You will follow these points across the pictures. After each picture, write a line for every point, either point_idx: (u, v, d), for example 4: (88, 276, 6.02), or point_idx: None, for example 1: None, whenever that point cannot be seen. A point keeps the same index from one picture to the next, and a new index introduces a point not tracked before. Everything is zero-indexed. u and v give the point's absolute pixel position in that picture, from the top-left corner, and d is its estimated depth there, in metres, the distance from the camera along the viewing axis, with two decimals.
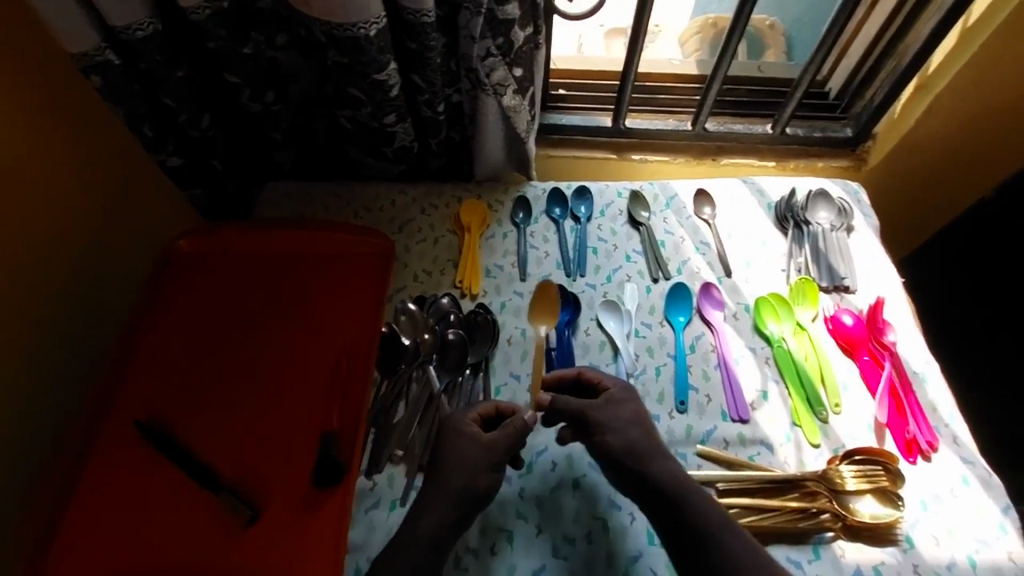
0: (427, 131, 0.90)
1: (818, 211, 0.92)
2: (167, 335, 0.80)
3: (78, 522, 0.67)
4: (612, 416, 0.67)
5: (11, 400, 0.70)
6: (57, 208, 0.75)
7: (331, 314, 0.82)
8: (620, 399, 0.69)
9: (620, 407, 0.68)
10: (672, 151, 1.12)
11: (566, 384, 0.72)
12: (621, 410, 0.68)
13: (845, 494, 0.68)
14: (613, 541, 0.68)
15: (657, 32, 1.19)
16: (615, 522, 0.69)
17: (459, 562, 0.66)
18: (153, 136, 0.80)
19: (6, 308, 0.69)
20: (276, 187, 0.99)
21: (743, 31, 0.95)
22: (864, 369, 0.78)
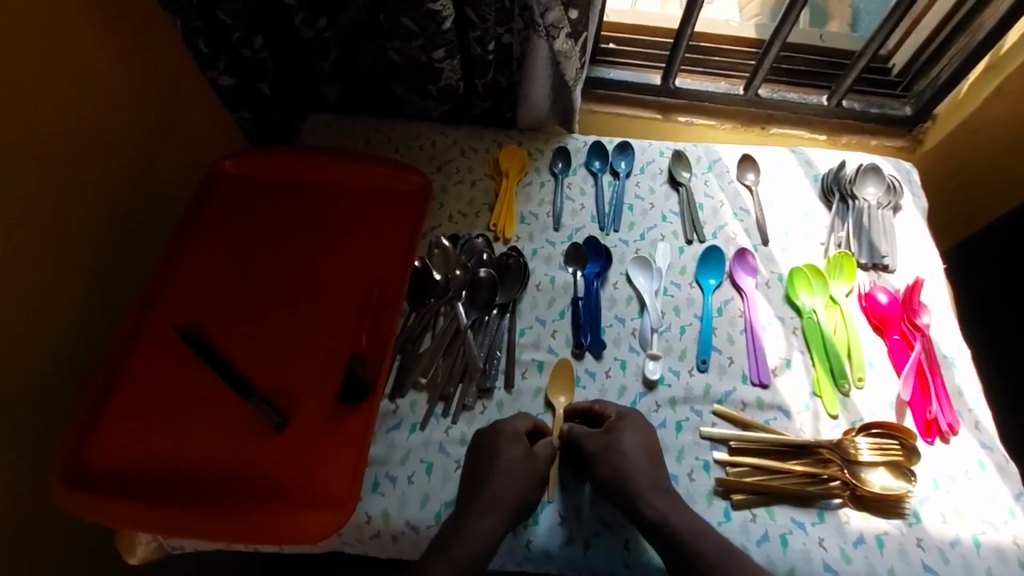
0: (474, 70, 0.89)
1: (866, 187, 0.90)
2: (209, 248, 0.83)
3: (121, 411, 0.72)
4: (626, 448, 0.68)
5: (65, 294, 0.74)
6: (113, 114, 0.78)
7: (366, 243, 0.84)
8: (631, 424, 0.70)
9: (627, 436, 0.69)
10: (720, 116, 1.09)
11: (581, 414, 0.74)
12: (628, 439, 0.69)
13: (858, 464, 0.69)
14: None
15: None
16: None
17: None
18: (207, 52, 0.81)
19: (63, 206, 0.73)
20: (318, 119, 0.98)
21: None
22: (892, 348, 0.78)
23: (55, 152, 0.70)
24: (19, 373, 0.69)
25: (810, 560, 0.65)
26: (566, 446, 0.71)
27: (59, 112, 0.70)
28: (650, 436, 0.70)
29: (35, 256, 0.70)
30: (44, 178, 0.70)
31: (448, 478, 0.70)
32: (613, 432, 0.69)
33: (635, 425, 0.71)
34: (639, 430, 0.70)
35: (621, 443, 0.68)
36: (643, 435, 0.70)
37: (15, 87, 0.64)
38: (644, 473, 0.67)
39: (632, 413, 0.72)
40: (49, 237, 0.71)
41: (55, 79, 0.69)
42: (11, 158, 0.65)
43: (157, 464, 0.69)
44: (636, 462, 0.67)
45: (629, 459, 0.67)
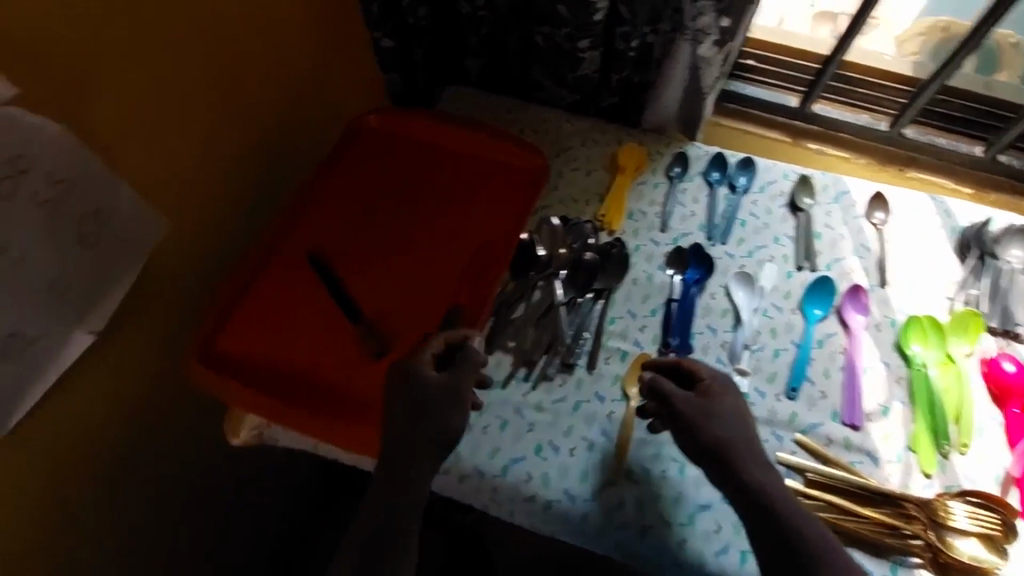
0: (613, 65, 0.92)
1: (1012, 249, 0.82)
2: (344, 190, 0.92)
3: (250, 315, 0.81)
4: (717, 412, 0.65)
5: (225, 206, 0.85)
6: (290, 56, 0.88)
7: (481, 210, 0.90)
8: (724, 390, 0.66)
9: (721, 402, 0.65)
10: (855, 150, 1.06)
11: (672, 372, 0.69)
12: (722, 405, 0.65)
13: (946, 528, 0.65)
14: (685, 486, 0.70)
15: (873, 24, 1.06)
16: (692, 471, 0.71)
17: (539, 450, 0.73)
18: (378, 14, 0.90)
19: (238, 129, 0.84)
20: (455, 92, 1.05)
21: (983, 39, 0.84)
22: (1010, 421, 0.72)
23: (242, 81, 0.81)
24: (182, 263, 0.81)
25: None
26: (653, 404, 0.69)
27: (252, 47, 0.81)
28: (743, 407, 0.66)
29: (210, 167, 0.81)
30: (230, 102, 0.81)
31: (520, 436, 0.74)
32: (706, 395, 0.66)
33: (732, 394, 0.66)
34: (735, 399, 0.66)
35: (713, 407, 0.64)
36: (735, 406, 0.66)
37: (224, 19, 0.76)
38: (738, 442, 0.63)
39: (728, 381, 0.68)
40: (224, 153, 0.82)
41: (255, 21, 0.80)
42: (210, 79, 0.77)
43: (274, 366, 0.78)
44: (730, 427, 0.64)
45: (722, 426, 0.63)
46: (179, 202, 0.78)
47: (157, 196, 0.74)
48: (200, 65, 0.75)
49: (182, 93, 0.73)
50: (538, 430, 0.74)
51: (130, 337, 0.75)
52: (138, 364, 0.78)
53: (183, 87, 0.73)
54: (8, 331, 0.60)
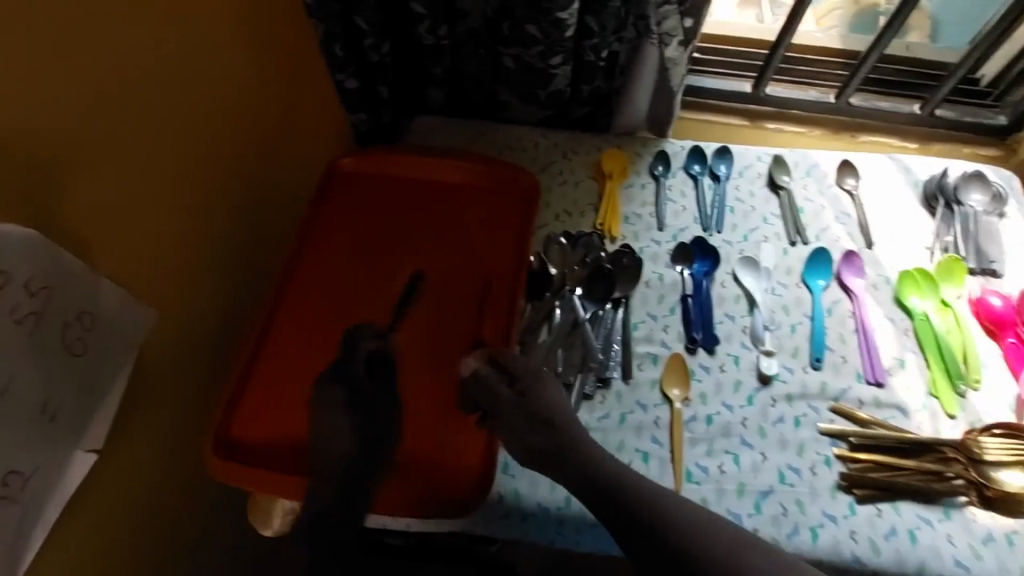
0: (584, 76, 0.93)
1: (971, 193, 0.90)
2: (335, 242, 0.89)
3: (265, 391, 0.77)
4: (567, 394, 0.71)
5: (213, 279, 0.80)
6: (258, 114, 0.84)
7: (479, 239, 0.89)
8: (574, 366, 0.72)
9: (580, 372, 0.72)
10: (808, 123, 1.11)
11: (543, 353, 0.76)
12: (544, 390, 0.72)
13: (985, 464, 0.69)
14: (744, 474, 0.72)
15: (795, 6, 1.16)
16: (746, 459, 0.73)
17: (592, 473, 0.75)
18: (341, 56, 0.87)
19: (217, 198, 0.78)
20: (425, 121, 1.03)
21: (908, 16, 0.93)
22: (1008, 350, 0.78)
23: (221, 147, 0.78)
24: (180, 351, 0.74)
25: (940, 556, 0.66)
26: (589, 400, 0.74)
27: (225, 111, 0.77)
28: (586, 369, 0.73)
29: (195, 244, 0.76)
30: (208, 173, 0.76)
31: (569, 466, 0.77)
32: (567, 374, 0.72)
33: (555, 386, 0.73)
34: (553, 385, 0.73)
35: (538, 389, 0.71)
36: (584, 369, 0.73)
37: (203, 90, 0.72)
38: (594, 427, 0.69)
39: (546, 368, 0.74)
40: (205, 227, 0.77)
41: (225, 85, 0.76)
42: (193, 152, 0.73)
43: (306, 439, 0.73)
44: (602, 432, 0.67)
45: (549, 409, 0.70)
46: (170, 289, 0.72)
47: (148, 289, 0.68)
48: (177, 143, 0.69)
49: (163, 176, 0.68)
50: None
51: (140, 439, 0.69)
52: (149, 466, 0.71)
53: (164, 169, 0.68)
54: (6, 468, 0.50)
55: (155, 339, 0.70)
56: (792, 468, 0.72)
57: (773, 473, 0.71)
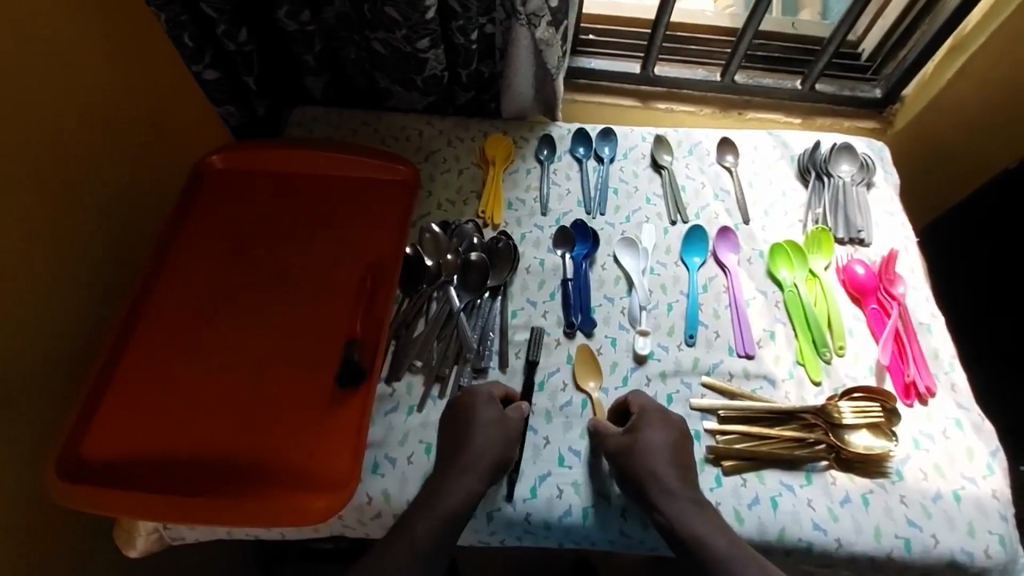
0: (458, 60, 0.91)
1: (840, 165, 0.93)
2: (199, 243, 0.84)
3: (116, 404, 0.72)
4: (652, 446, 0.67)
5: (58, 290, 0.75)
6: (105, 112, 0.79)
7: (355, 233, 0.85)
8: (654, 419, 0.70)
9: (648, 432, 0.68)
10: (698, 103, 1.12)
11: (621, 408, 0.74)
12: (658, 441, 0.68)
13: (842, 427, 0.71)
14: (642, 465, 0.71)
15: None
16: None
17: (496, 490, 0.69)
18: (192, 45, 0.84)
19: (57, 203, 0.73)
20: (304, 111, 0.99)
21: None
22: (871, 316, 0.81)
23: (57, 149, 0.72)
24: (18, 369, 0.69)
25: (799, 521, 0.68)
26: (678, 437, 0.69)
27: (59, 107, 0.72)
28: (675, 427, 0.70)
29: (31, 254, 0.71)
30: (40, 176, 0.71)
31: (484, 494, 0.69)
32: (635, 430, 0.69)
33: (667, 429, 0.69)
34: (669, 431, 0.69)
35: (654, 443, 0.67)
36: (660, 420, 0.70)
37: (22, 87, 0.67)
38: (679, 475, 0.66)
39: (664, 412, 0.71)
40: (42, 235, 0.72)
41: (55, 81, 0.71)
42: (18, 154, 0.67)
43: (162, 452, 0.70)
44: (664, 461, 0.67)
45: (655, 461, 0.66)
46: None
47: None
48: None
49: None
50: None
51: None
52: None
53: None
54: None
55: None
56: None
57: None
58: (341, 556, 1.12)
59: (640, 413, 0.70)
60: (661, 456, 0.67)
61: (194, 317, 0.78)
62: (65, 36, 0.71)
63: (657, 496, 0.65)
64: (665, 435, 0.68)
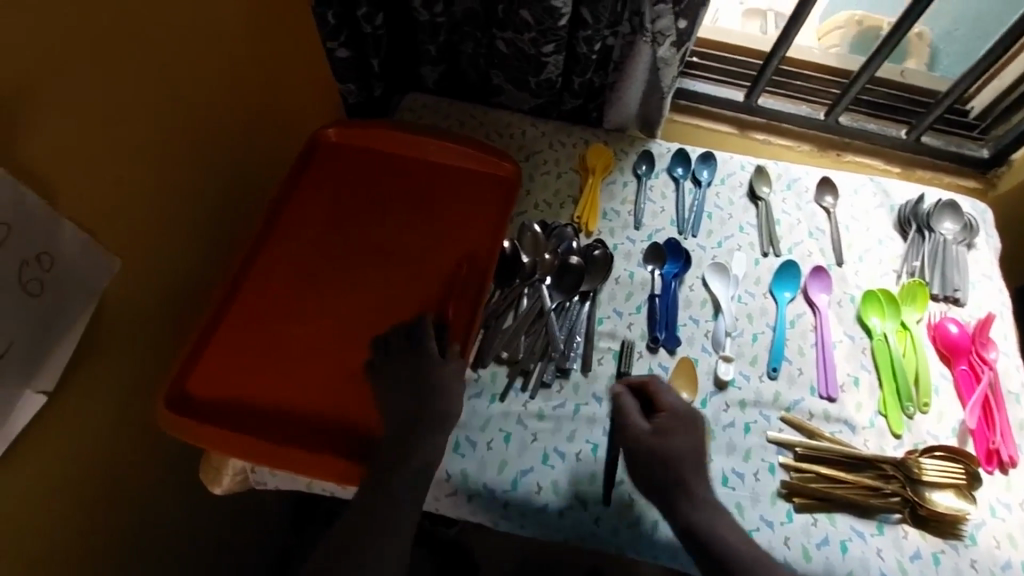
0: (576, 68, 0.93)
1: (942, 221, 0.92)
2: (309, 209, 0.88)
3: (222, 350, 0.77)
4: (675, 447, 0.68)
5: (181, 234, 0.80)
6: (241, 76, 0.85)
7: (455, 220, 0.88)
8: (681, 422, 0.69)
9: (680, 438, 0.68)
10: (796, 138, 1.12)
11: (643, 396, 0.72)
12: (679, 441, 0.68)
13: (921, 484, 0.71)
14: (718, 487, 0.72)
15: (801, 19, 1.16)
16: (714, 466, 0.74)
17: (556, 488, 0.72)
18: (333, 23, 0.88)
19: (188, 154, 0.79)
20: (415, 97, 1.02)
21: (901, 39, 0.94)
22: (959, 377, 0.80)
23: (198, 105, 0.78)
24: (139, 302, 0.75)
25: (867, 568, 0.68)
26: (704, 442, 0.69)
27: (204, 66, 0.78)
28: (703, 436, 0.70)
29: (164, 198, 0.76)
30: (179, 127, 0.76)
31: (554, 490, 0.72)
32: (663, 432, 0.68)
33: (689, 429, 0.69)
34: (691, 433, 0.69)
35: (674, 443, 0.68)
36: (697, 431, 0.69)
37: (182, 45, 0.73)
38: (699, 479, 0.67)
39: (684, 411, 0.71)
40: (174, 181, 0.77)
41: (205, 42, 0.77)
42: (167, 104, 0.74)
43: (259, 401, 0.74)
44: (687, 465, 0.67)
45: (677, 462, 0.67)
46: (132, 238, 0.72)
47: (110, 236, 0.69)
48: (146, 93, 0.70)
49: (130, 124, 0.69)
50: (530, 427, 0.76)
51: (90, 385, 0.69)
52: (102, 412, 0.72)
53: (132, 116, 0.69)
54: None
55: (116, 287, 0.71)
56: (735, 472, 0.73)
57: (716, 474, 0.73)
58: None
59: (671, 415, 0.70)
60: (683, 459, 0.67)
61: (297, 279, 0.82)
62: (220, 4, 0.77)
63: (686, 497, 0.66)
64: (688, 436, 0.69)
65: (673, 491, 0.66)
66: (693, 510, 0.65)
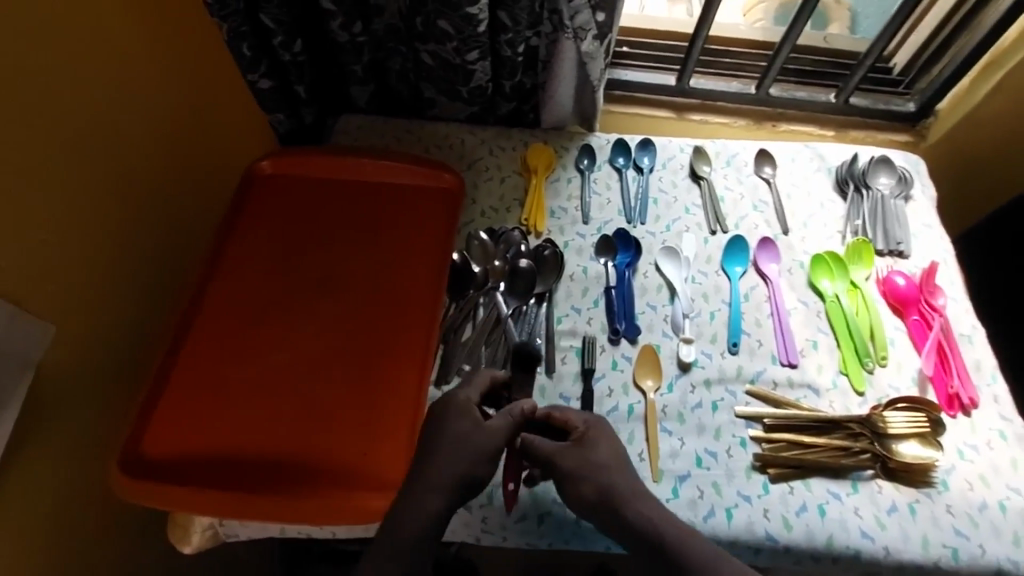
0: (504, 71, 0.93)
1: (878, 178, 0.94)
2: (250, 247, 0.86)
3: (175, 403, 0.74)
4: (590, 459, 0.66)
5: (118, 290, 0.77)
6: (162, 120, 0.82)
7: (402, 239, 0.87)
8: (598, 436, 0.69)
9: (600, 443, 0.68)
10: (732, 114, 1.13)
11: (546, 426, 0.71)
12: (598, 449, 0.68)
13: (888, 437, 0.72)
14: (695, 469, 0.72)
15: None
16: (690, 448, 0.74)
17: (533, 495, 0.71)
18: (250, 54, 0.87)
19: (116, 208, 0.76)
20: (349, 119, 1.01)
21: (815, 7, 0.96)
22: (912, 327, 0.82)
23: (120, 155, 0.76)
24: (81, 366, 0.71)
25: (847, 528, 0.69)
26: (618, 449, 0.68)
27: (120, 114, 0.75)
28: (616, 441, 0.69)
29: (95, 255, 0.73)
30: (104, 183, 0.74)
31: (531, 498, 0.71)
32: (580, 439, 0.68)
33: (603, 434, 0.69)
34: (607, 440, 0.69)
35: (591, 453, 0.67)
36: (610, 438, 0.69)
37: (92, 95, 0.71)
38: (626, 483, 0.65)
39: (598, 422, 0.71)
40: (103, 237, 0.74)
41: (118, 90, 0.74)
42: (86, 159, 0.71)
43: (218, 450, 0.71)
44: (615, 473, 0.66)
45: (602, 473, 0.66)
46: (65, 301, 0.69)
47: (39, 302, 0.66)
48: (59, 149, 0.67)
49: (47, 184, 0.66)
50: None
51: (36, 460, 0.66)
52: (54, 486, 0.68)
53: (49, 176, 0.66)
54: None
55: (53, 354, 0.68)
56: (709, 452, 0.73)
57: (691, 457, 0.73)
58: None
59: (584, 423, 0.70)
60: (604, 468, 0.66)
61: (246, 320, 0.80)
62: (130, 50, 0.75)
63: (627, 499, 0.64)
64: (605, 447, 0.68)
65: (613, 497, 0.64)
66: (630, 514, 0.63)
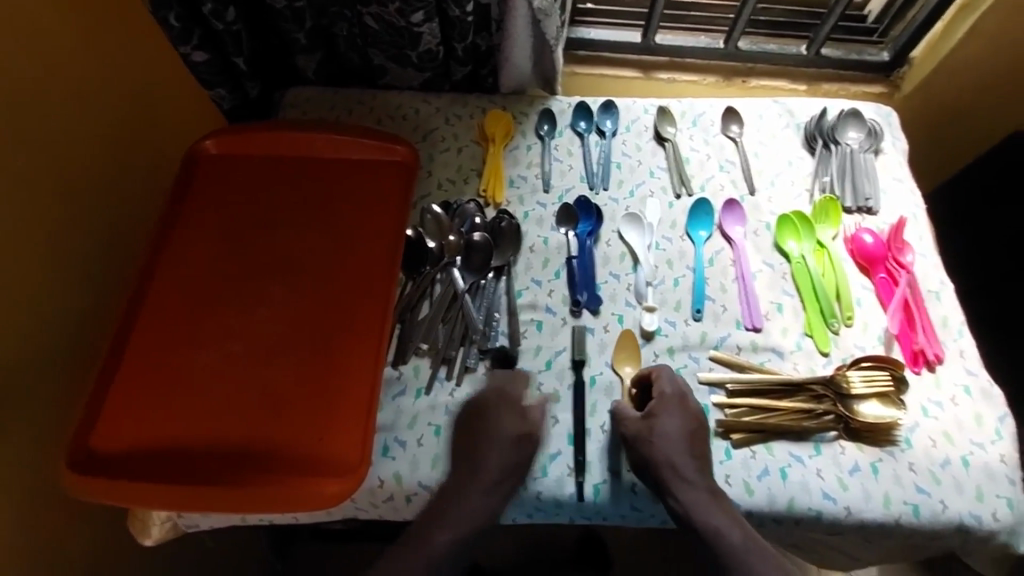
0: (453, 33, 0.88)
1: (847, 132, 0.91)
2: (196, 232, 0.82)
3: (122, 397, 0.72)
4: (662, 431, 0.68)
5: (57, 282, 0.74)
6: (93, 100, 0.78)
7: (354, 216, 0.84)
8: (670, 406, 0.70)
9: (665, 420, 0.68)
10: (701, 71, 1.09)
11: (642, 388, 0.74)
12: (666, 424, 0.68)
13: (850, 397, 0.71)
14: None
15: None
16: None
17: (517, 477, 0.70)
18: (178, 26, 0.82)
19: (48, 196, 0.72)
20: (296, 91, 0.96)
21: None
22: (879, 285, 0.80)
23: (47, 138, 0.72)
24: (21, 363, 0.69)
25: (809, 490, 0.68)
26: (688, 419, 0.69)
27: (44, 95, 0.71)
28: (693, 417, 0.70)
29: (28, 246, 0.70)
30: (32, 170, 0.70)
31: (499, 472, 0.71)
32: (651, 417, 0.69)
33: (675, 410, 0.69)
34: (679, 415, 0.69)
35: (656, 430, 0.68)
36: (681, 409, 0.70)
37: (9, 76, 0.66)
38: (684, 456, 0.67)
39: (672, 395, 0.71)
40: (35, 227, 0.71)
41: (40, 69, 0.70)
42: (9, 144, 0.67)
43: (170, 442, 0.70)
44: (679, 450, 0.67)
45: (662, 445, 0.67)
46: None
47: None
48: None
49: None
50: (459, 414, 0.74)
51: None
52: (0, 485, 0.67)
53: None
54: None
55: None
56: None
57: None
58: (343, 535, 1.14)
59: (658, 400, 0.70)
60: (672, 440, 0.67)
61: (193, 309, 0.77)
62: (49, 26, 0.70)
63: (671, 483, 0.66)
64: (681, 421, 0.69)
65: (661, 481, 0.66)
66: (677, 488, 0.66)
